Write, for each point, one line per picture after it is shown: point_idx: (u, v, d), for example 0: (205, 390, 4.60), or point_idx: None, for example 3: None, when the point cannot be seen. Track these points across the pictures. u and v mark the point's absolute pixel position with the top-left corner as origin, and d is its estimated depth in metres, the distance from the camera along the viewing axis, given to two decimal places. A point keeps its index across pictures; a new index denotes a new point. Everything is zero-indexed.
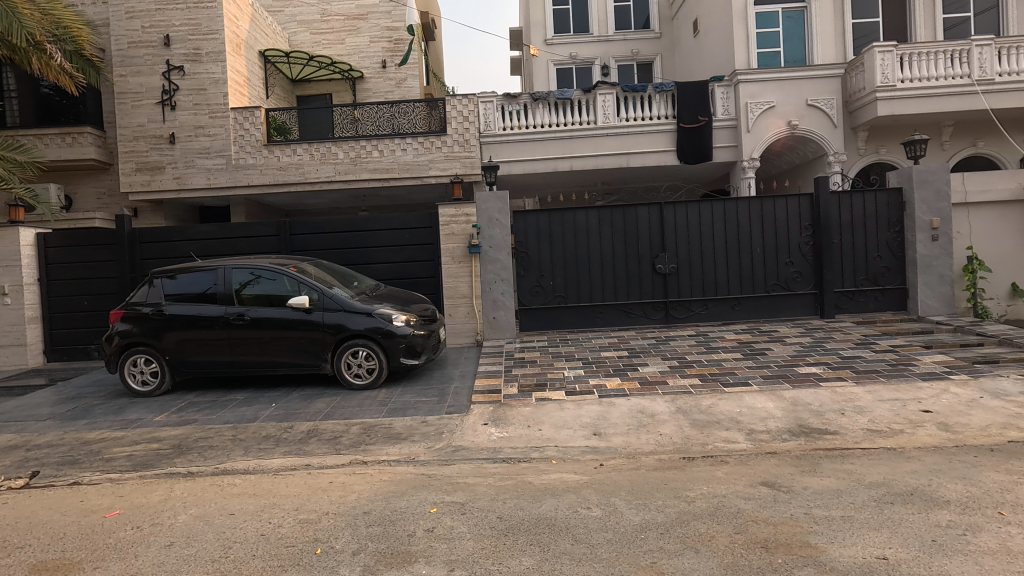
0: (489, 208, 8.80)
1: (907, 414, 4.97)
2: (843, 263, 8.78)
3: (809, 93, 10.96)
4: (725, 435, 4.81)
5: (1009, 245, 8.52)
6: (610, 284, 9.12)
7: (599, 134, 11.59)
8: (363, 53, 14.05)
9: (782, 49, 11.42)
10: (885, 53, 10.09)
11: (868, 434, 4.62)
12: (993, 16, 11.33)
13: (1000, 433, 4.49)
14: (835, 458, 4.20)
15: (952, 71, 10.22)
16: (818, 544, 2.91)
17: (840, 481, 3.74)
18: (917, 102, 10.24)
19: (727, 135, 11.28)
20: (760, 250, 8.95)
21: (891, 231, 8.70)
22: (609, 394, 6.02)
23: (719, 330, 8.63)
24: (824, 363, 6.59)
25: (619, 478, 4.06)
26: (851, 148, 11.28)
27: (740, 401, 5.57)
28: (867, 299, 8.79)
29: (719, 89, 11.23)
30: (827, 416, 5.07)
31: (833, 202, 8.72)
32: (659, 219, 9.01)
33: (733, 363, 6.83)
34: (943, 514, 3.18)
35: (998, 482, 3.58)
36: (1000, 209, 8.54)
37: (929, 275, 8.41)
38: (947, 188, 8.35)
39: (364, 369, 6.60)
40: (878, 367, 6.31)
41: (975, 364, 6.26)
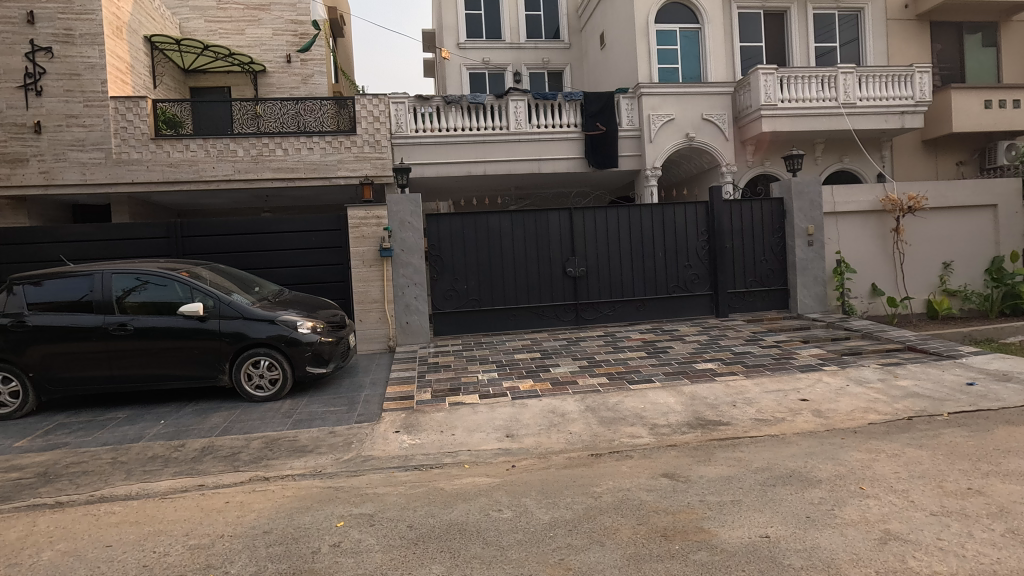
0: (401, 211, 8.64)
1: (788, 403, 5.48)
2: (734, 266, 9.53)
3: (704, 108, 11.79)
4: (631, 430, 5.05)
5: (870, 249, 9.46)
6: (522, 287, 9.26)
7: (511, 140, 11.75)
8: (265, 45, 13.26)
9: (679, 65, 12.23)
10: (768, 74, 11.09)
11: (756, 423, 5.04)
12: (855, 48, 12.78)
13: (862, 416, 5.07)
14: (727, 447, 4.54)
15: (822, 94, 11.42)
16: (711, 528, 3.13)
17: (730, 468, 4.04)
18: (794, 121, 11.35)
19: (632, 145, 11.87)
20: (662, 254, 9.48)
21: (775, 236, 9.55)
22: (522, 395, 6.12)
23: (626, 330, 9.06)
24: (718, 359, 7.11)
25: (530, 479, 4.13)
26: (740, 160, 12.27)
27: (644, 397, 5.86)
28: (755, 299, 9.59)
29: (624, 100, 11.80)
30: (720, 408, 5.46)
31: (726, 210, 9.45)
32: (569, 224, 9.29)
33: (639, 361, 7.19)
34: (816, 492, 3.52)
35: (860, 460, 4.04)
36: (862, 218, 9.45)
37: (805, 277, 9.32)
38: (820, 199, 9.26)
39: (266, 380, 6.23)
40: (764, 362, 6.90)
41: (843, 356, 7.03)
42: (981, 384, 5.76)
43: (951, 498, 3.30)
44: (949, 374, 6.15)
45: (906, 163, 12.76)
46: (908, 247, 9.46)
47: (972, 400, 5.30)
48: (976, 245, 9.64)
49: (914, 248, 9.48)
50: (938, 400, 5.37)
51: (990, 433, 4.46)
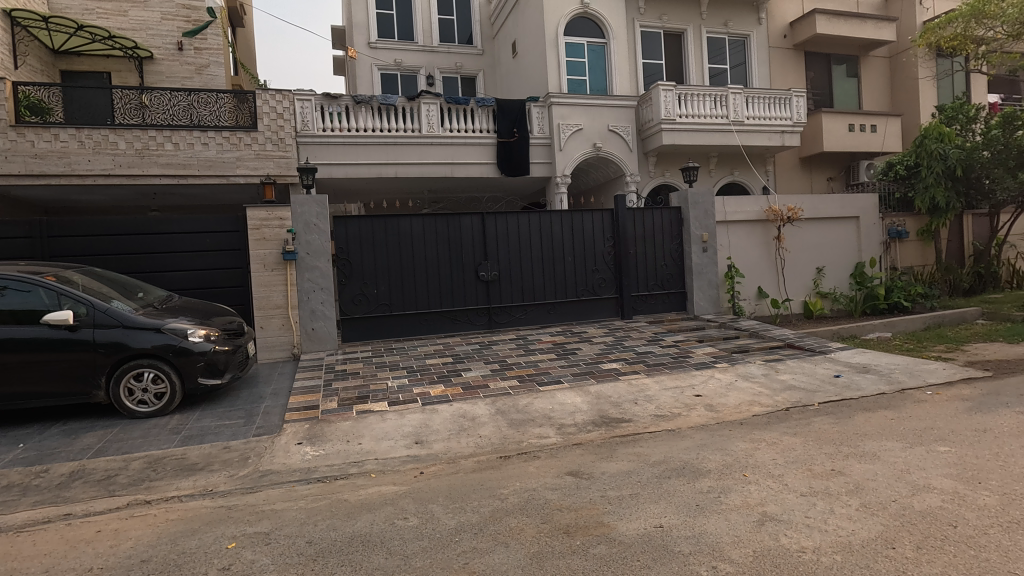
0: (306, 213, 8.27)
1: (684, 399, 5.85)
2: (638, 270, 10.03)
3: (610, 119, 12.34)
4: (539, 431, 5.16)
5: (757, 255, 10.32)
6: (435, 291, 9.18)
7: (423, 143, 11.64)
8: (152, 29, 12.20)
9: (587, 77, 12.71)
10: (668, 90, 11.83)
11: (655, 419, 5.33)
12: (743, 71, 13.93)
13: (747, 409, 5.52)
14: (628, 443, 4.76)
15: (715, 112, 12.35)
16: (610, 522, 3.26)
17: (631, 463, 4.24)
18: (691, 135, 12.17)
19: (543, 152, 12.16)
20: (571, 259, 9.78)
21: (674, 243, 10.17)
22: (432, 400, 6.05)
23: (537, 333, 9.24)
24: (622, 359, 7.44)
25: (438, 484, 4.09)
26: (643, 170, 12.95)
27: (553, 398, 6.01)
28: (657, 302, 10.16)
29: (535, 108, 12.09)
30: (623, 406, 5.72)
31: (630, 217, 9.95)
32: (481, 228, 9.34)
33: (548, 363, 7.37)
34: (705, 481, 3.78)
35: (744, 450, 4.39)
36: (749, 227, 10.30)
37: (701, 281, 10.00)
38: (713, 209, 9.98)
39: (151, 394, 5.70)
40: (664, 361, 7.32)
41: (733, 354, 7.62)
42: (845, 376, 6.47)
43: (818, 479, 3.68)
44: (821, 367, 6.86)
45: (786, 178, 14.10)
46: (788, 253, 10.43)
47: (838, 390, 5.95)
48: (843, 253, 10.84)
49: (793, 255, 10.48)
50: (811, 392, 5.97)
51: (851, 419, 5.03)
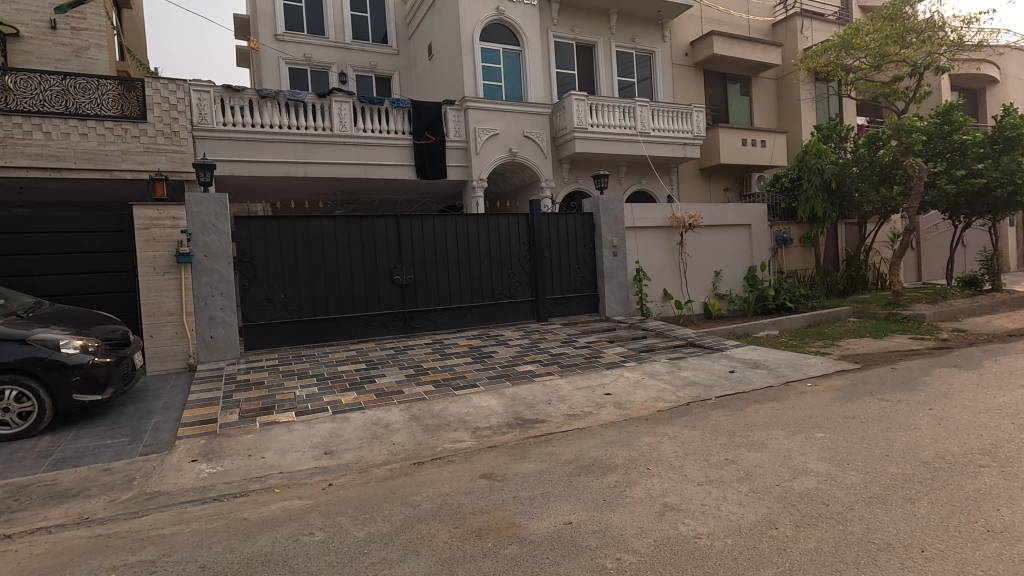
0: (203, 212, 7.72)
1: (595, 398, 6.06)
2: (552, 274, 10.28)
3: (525, 126, 12.57)
4: (453, 435, 5.14)
5: (663, 259, 10.91)
6: (347, 296, 8.88)
7: (335, 142, 11.24)
8: (18, 3, 10.86)
9: (503, 83, 12.87)
10: (580, 100, 12.27)
11: (567, 418, 5.48)
12: (649, 85, 14.71)
13: (653, 405, 5.82)
14: (541, 443, 4.85)
15: (624, 122, 12.96)
16: (522, 522, 3.30)
17: (543, 463, 4.33)
18: (602, 143, 12.67)
19: (459, 155, 12.13)
20: (488, 262, 9.84)
21: (586, 247, 10.52)
22: (343, 409, 5.84)
23: (453, 336, 9.20)
24: (537, 360, 7.59)
25: (348, 495, 3.96)
26: (558, 176, 13.30)
27: (468, 402, 6.00)
28: (571, 304, 10.46)
29: (451, 112, 12.06)
30: (538, 407, 5.83)
31: (544, 222, 10.18)
32: (396, 231, 9.17)
33: (464, 367, 7.36)
34: (613, 476, 3.94)
35: (649, 444, 4.62)
36: (655, 232, 10.86)
37: (611, 283, 10.42)
38: (622, 215, 10.43)
39: (14, 414, 5.06)
40: (577, 361, 7.54)
41: (640, 353, 8.01)
42: (739, 371, 7.01)
43: (712, 469, 3.95)
44: (718, 364, 7.38)
45: (688, 187, 15.03)
46: (690, 258, 11.12)
47: (732, 385, 6.42)
48: (737, 257, 11.73)
49: (694, 259, 11.18)
50: (709, 387, 6.40)
51: (743, 411, 5.44)
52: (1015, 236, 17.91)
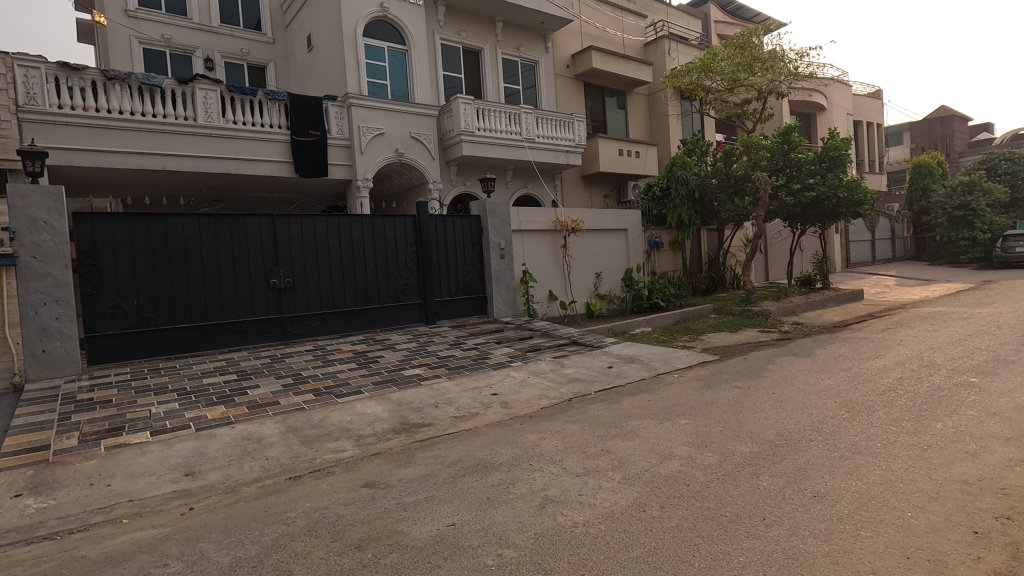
0: (31, 207, 6.67)
1: (481, 398, 6.12)
2: (440, 276, 10.22)
3: (412, 126, 12.37)
4: (334, 445, 4.91)
5: (547, 262, 11.28)
6: (215, 301, 8.15)
7: (200, 133, 10.28)
8: None
9: (388, 82, 12.58)
10: (467, 104, 12.40)
11: (454, 420, 5.48)
12: (534, 93, 15.18)
13: (537, 402, 6.01)
14: (426, 447, 4.80)
15: (510, 128, 13.25)
16: (404, 528, 3.24)
17: (428, 467, 4.29)
18: (489, 148, 12.86)
19: (342, 154, 11.65)
20: (373, 265, 9.55)
21: (474, 249, 10.60)
22: (209, 424, 5.34)
23: (337, 342, 8.79)
24: (425, 364, 7.50)
25: (212, 519, 3.62)
26: (446, 178, 13.25)
27: (351, 409, 5.77)
28: (460, 306, 10.48)
29: (333, 108, 11.53)
30: (424, 410, 5.76)
31: (432, 224, 10.11)
32: (271, 232, 8.59)
33: (347, 373, 7.07)
34: (497, 474, 4.00)
35: (532, 440, 4.76)
36: (540, 236, 11.20)
37: (499, 285, 10.58)
38: (508, 218, 10.63)
39: None
40: (464, 363, 7.56)
41: (526, 353, 8.23)
42: (616, 366, 7.47)
43: (590, 460, 4.16)
44: (598, 360, 7.80)
45: (571, 193, 15.72)
46: (573, 260, 11.63)
47: (610, 379, 6.82)
48: (615, 260, 12.49)
49: (576, 261, 11.71)
50: (589, 382, 6.75)
51: (619, 404, 5.80)
52: (839, 242, 20.94)
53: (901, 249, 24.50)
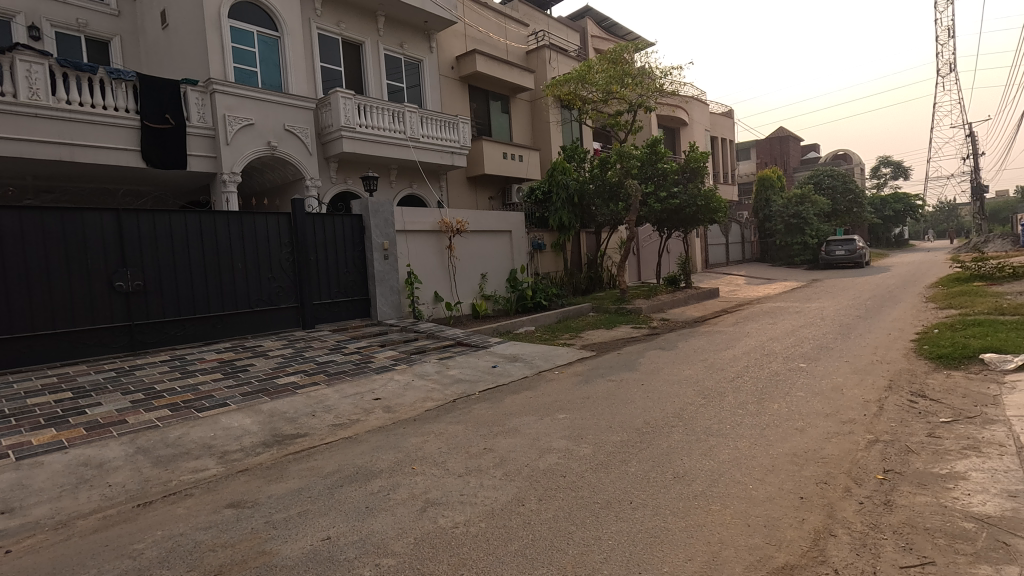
0: None
1: (363, 404, 5.91)
2: (319, 278, 9.72)
3: (286, 119, 11.63)
4: (194, 464, 4.46)
5: (433, 263, 11.17)
6: (44, 308, 7.05)
7: (23, 113, 8.83)
8: None
9: (259, 69, 11.68)
10: (347, 98, 11.92)
11: (332, 429, 5.24)
12: (418, 92, 14.97)
13: (421, 405, 5.94)
14: (301, 459, 4.53)
15: (393, 126, 12.94)
16: (273, 548, 3.03)
17: (302, 480, 4.05)
18: (371, 145, 12.47)
19: (204, 144, 10.64)
20: (242, 266, 8.84)
21: (356, 250, 10.21)
22: (35, 452, 4.58)
23: (199, 351, 7.99)
24: (302, 371, 7.07)
25: (37, 561, 3.12)
26: (324, 175, 12.60)
27: (215, 424, 5.28)
28: (341, 309, 10.04)
29: (193, 93, 10.48)
30: (299, 420, 5.43)
31: (309, 223, 9.59)
32: (117, 229, 7.63)
33: (211, 384, 6.45)
34: (377, 481, 3.89)
35: (415, 444, 4.69)
36: (425, 236, 11.05)
37: (383, 287, 10.29)
38: (392, 218, 10.36)
39: None
40: (345, 369, 7.25)
41: (411, 355, 8.09)
42: (500, 365, 7.61)
43: (472, 459, 4.19)
44: (483, 360, 7.90)
45: (456, 194, 15.73)
46: (458, 261, 11.64)
47: (494, 378, 6.93)
48: (501, 261, 12.72)
49: (462, 262, 11.74)
50: (474, 382, 6.80)
51: (502, 402, 5.91)
52: (700, 245, 23.16)
53: (750, 252, 27.71)
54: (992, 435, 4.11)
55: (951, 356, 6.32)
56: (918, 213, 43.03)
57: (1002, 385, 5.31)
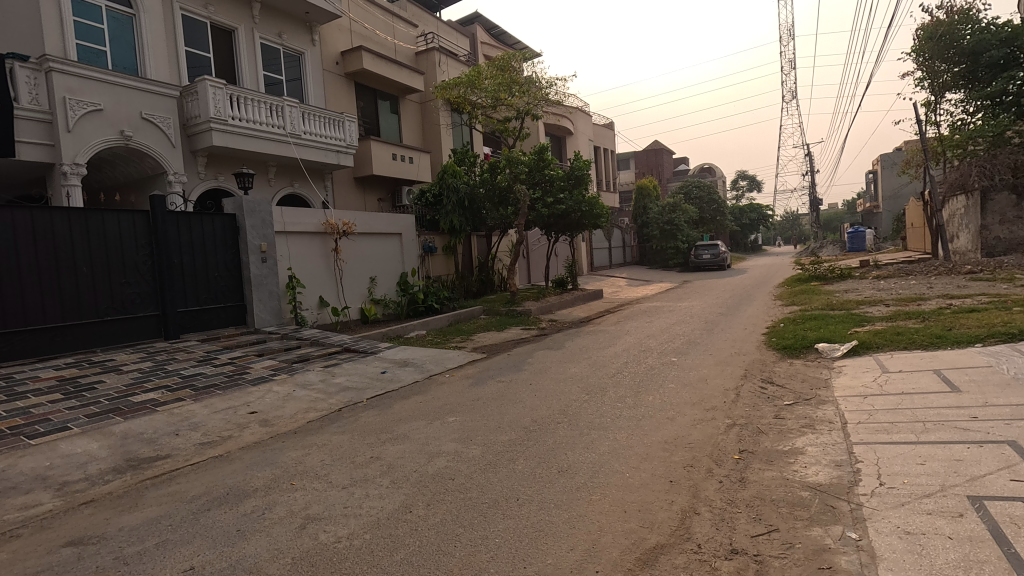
0: None
1: (236, 419, 5.45)
2: (184, 282, 8.85)
3: (143, 106, 10.45)
4: (22, 501, 3.82)
5: (317, 266, 10.59)
6: None
7: None
8: None
9: (108, 49, 10.35)
10: (216, 88, 10.97)
11: (199, 448, 4.77)
12: (299, 86, 14.15)
13: (303, 417, 5.60)
14: (161, 484, 4.07)
15: (271, 120, 12.11)
16: None
17: (160, 507, 3.64)
18: (246, 140, 11.59)
19: (38, 130, 9.24)
20: (89, 270, 7.79)
21: (228, 252, 9.42)
22: None
23: (32, 369, 6.90)
24: (164, 386, 6.35)
25: None
26: (191, 170, 11.48)
27: (51, 452, 4.57)
28: (211, 317, 9.19)
29: (22, 70, 9.05)
30: (159, 442, 4.87)
31: (171, 222, 8.69)
32: None
33: (48, 407, 5.58)
34: (250, 502, 3.60)
35: (295, 458, 4.41)
36: (307, 238, 10.45)
37: (261, 292, 9.57)
38: (271, 218, 9.69)
39: None
40: (216, 382, 6.63)
41: (293, 364, 7.61)
42: (390, 371, 7.41)
43: (357, 470, 4.03)
44: (371, 366, 7.65)
45: (343, 195, 15.10)
46: (345, 264, 11.14)
47: (383, 385, 6.72)
48: (390, 264, 12.38)
49: (349, 265, 11.26)
50: (361, 390, 6.55)
51: (391, 408, 5.75)
52: (585, 249, 24.31)
53: (631, 256, 29.38)
54: (824, 413, 4.76)
55: (793, 346, 7.23)
56: (768, 222, 48.71)
57: (832, 370, 6.17)
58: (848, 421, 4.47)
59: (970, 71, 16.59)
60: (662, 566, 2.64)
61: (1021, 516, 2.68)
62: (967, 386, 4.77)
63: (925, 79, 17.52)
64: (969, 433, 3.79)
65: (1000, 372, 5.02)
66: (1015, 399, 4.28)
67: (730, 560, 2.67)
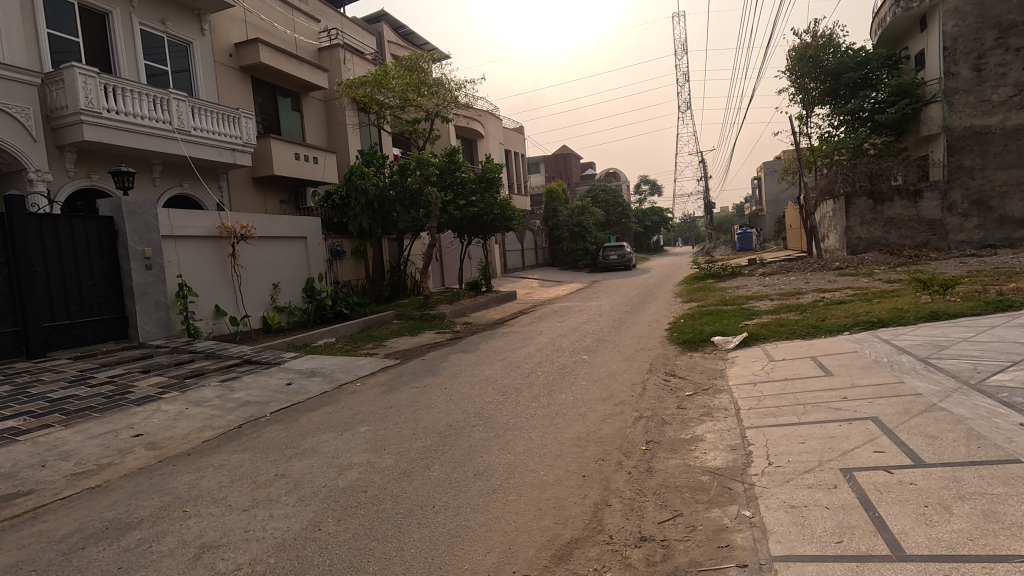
0: None
1: (116, 444, 4.91)
2: (50, 293, 7.89)
3: None
4: None
5: (211, 272, 9.79)
6: None
7: None
8: None
9: None
10: (86, 76, 9.85)
11: (71, 479, 4.24)
12: (186, 78, 13.03)
13: (196, 436, 5.15)
14: (23, 524, 3.56)
15: (154, 114, 11.05)
16: None
17: (21, 551, 3.18)
18: (124, 135, 10.51)
19: None
20: None
21: (105, 259, 8.49)
22: None
23: None
24: (25, 413, 5.56)
25: None
26: (58, 167, 10.23)
27: None
28: (83, 331, 8.21)
29: None
30: (20, 476, 4.25)
31: (31, 225, 7.71)
32: None
33: None
34: (136, 534, 3.26)
35: (186, 483, 4.05)
36: (198, 243, 9.63)
37: (145, 302, 8.68)
38: (156, 221, 8.82)
39: None
40: (91, 404, 5.93)
41: (186, 380, 7.01)
42: (295, 382, 7.01)
43: (259, 490, 3.77)
44: (274, 378, 7.20)
45: (240, 196, 14.12)
46: (243, 270, 10.39)
47: (288, 397, 6.36)
48: (294, 269, 11.72)
49: (248, 271, 10.53)
50: (263, 404, 6.13)
51: (297, 422, 5.44)
52: (499, 251, 24.54)
53: (543, 258, 29.86)
54: (720, 402, 5.12)
55: (692, 340, 7.72)
56: (669, 225, 51.96)
57: (726, 361, 6.65)
58: (741, 407, 4.84)
59: (833, 89, 18.60)
60: (577, 560, 2.70)
61: (883, 482, 3.03)
62: (837, 370, 5.34)
63: (797, 95, 19.41)
64: (841, 412, 4.24)
65: (863, 356, 5.68)
66: (875, 379, 4.87)
67: (640, 547, 2.79)
